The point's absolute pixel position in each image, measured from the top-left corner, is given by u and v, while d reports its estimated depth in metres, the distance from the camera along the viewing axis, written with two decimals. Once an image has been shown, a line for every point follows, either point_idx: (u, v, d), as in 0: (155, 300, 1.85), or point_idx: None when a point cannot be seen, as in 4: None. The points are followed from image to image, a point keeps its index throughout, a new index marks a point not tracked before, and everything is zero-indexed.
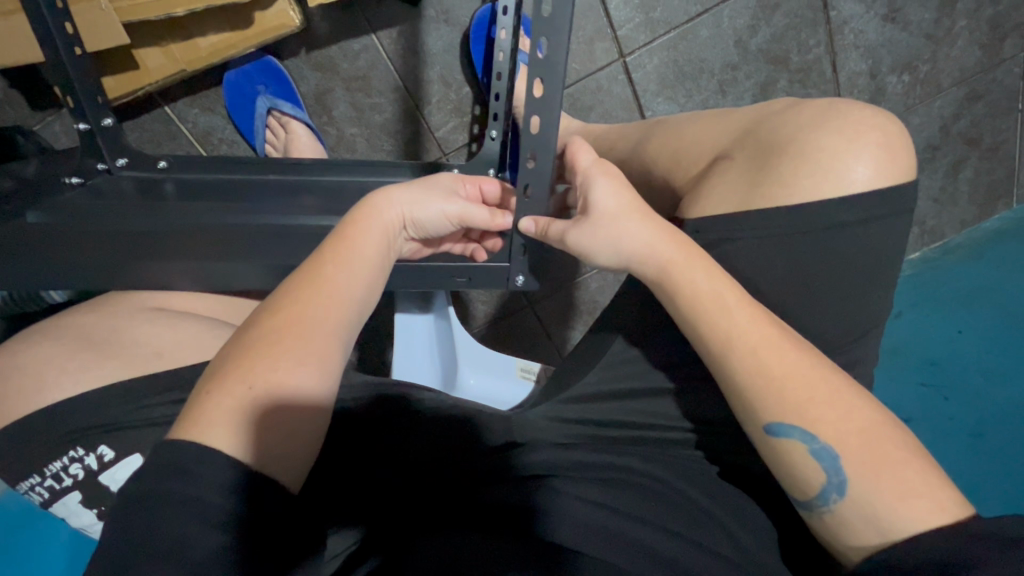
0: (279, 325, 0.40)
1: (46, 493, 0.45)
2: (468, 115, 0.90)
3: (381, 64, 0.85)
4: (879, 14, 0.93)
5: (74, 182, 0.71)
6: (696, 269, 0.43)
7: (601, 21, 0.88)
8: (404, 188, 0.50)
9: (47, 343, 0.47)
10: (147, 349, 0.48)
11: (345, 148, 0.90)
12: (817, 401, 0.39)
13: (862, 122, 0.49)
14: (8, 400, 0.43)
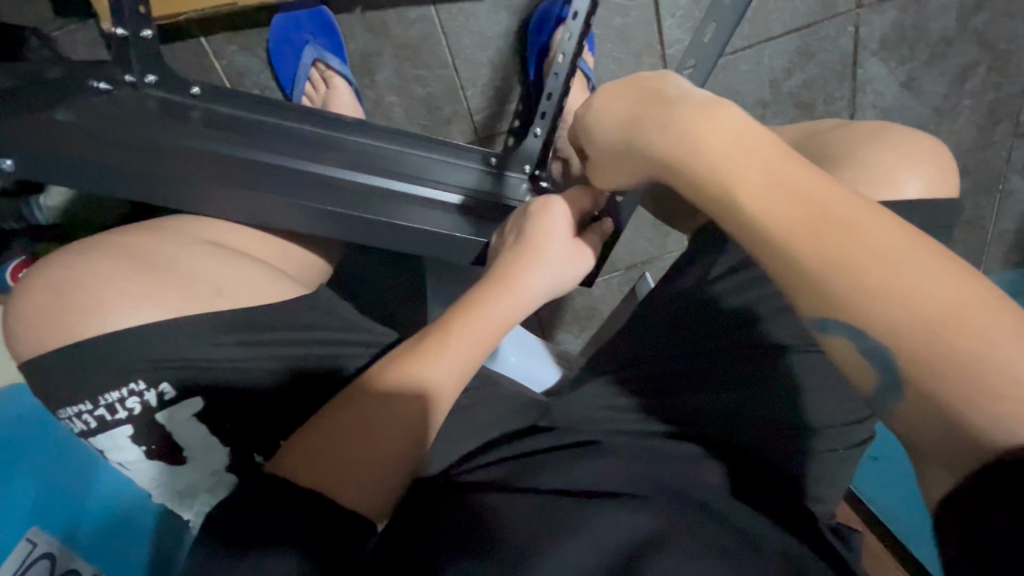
0: (437, 333, 0.45)
1: (92, 423, 0.45)
2: (510, 105, 0.90)
3: (434, 37, 0.84)
4: (899, 81, 0.99)
5: (102, 88, 0.67)
6: (719, 153, 0.35)
7: (652, 37, 0.89)
8: (538, 268, 0.48)
9: (102, 260, 0.45)
10: (209, 284, 0.47)
11: (381, 115, 0.88)
12: (858, 280, 0.30)
13: (913, 143, 0.52)
14: (66, 316, 0.43)
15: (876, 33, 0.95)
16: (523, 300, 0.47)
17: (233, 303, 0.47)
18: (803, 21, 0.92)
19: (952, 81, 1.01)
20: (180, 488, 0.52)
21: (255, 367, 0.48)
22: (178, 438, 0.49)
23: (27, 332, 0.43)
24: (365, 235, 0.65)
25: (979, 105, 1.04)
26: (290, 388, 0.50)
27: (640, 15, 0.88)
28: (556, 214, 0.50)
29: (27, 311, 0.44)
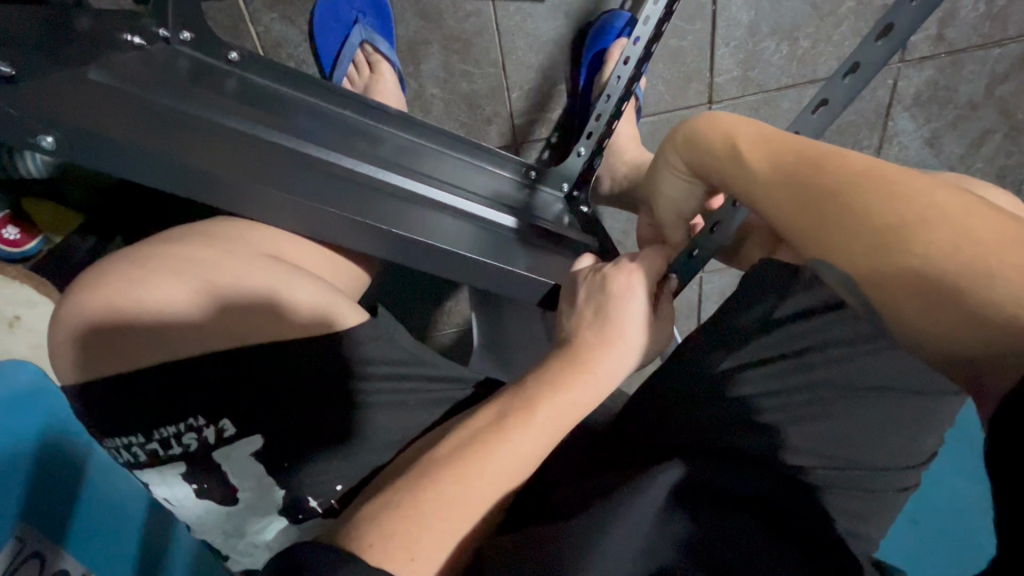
0: (522, 410, 0.43)
1: (147, 454, 0.48)
2: (552, 114, 0.88)
3: (488, 34, 0.80)
4: (923, 137, 1.03)
5: (135, 42, 0.61)
6: (720, 129, 0.42)
7: (704, 63, 0.88)
8: (617, 349, 0.46)
9: (162, 282, 0.47)
10: (265, 309, 0.48)
11: (419, 106, 0.85)
12: (847, 205, 0.34)
13: None
14: (130, 340, 0.46)
15: (911, 89, 0.97)
16: (600, 382, 0.45)
17: (289, 330, 0.49)
18: None
19: (970, 143, 1.05)
20: (228, 529, 0.53)
21: (303, 396, 0.50)
22: (231, 475, 0.50)
23: (83, 356, 0.46)
24: (413, 256, 0.60)
25: (988, 169, 1.09)
26: (335, 410, 0.51)
27: (695, 40, 0.86)
28: (637, 285, 0.47)
29: (81, 332, 0.46)
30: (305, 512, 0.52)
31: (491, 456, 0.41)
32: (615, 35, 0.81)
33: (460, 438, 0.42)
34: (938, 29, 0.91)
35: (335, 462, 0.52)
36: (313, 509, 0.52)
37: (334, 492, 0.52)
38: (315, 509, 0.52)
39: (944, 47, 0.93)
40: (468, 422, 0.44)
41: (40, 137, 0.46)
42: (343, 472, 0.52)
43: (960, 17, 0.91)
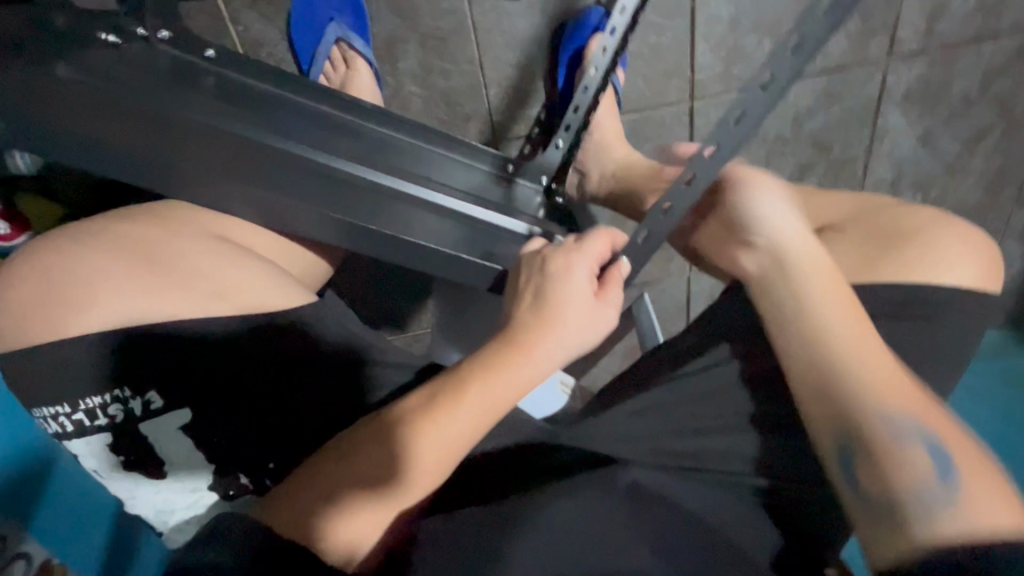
0: (450, 393, 0.46)
1: (72, 425, 0.49)
2: (531, 111, 0.88)
3: (464, 32, 0.81)
4: (917, 134, 1.00)
5: (109, 40, 0.63)
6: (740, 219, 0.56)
7: (685, 60, 0.88)
8: (550, 336, 0.47)
9: (101, 255, 0.48)
10: (205, 289, 0.50)
11: (398, 104, 0.85)
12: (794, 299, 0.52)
13: (976, 241, 0.55)
14: (60, 310, 0.46)
15: (903, 85, 0.94)
16: (521, 370, 0.47)
17: (227, 310, 0.50)
18: (835, 64, 0.91)
19: (967, 141, 1.02)
20: (163, 500, 0.54)
21: (249, 377, 0.51)
22: (161, 450, 0.51)
23: (11, 327, 0.47)
24: (363, 242, 0.60)
25: (988, 169, 1.06)
26: (280, 390, 0.52)
27: (675, 36, 0.86)
28: (574, 269, 0.49)
29: (14, 305, 0.47)
30: (238, 489, 0.54)
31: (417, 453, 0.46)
32: (589, 30, 0.81)
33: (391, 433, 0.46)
34: (927, 23, 0.89)
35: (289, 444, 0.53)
36: (246, 485, 0.54)
37: (267, 470, 0.53)
38: (246, 485, 0.54)
39: (934, 42, 0.91)
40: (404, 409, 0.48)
41: None
42: (281, 453, 0.53)
43: (950, 10, 0.89)
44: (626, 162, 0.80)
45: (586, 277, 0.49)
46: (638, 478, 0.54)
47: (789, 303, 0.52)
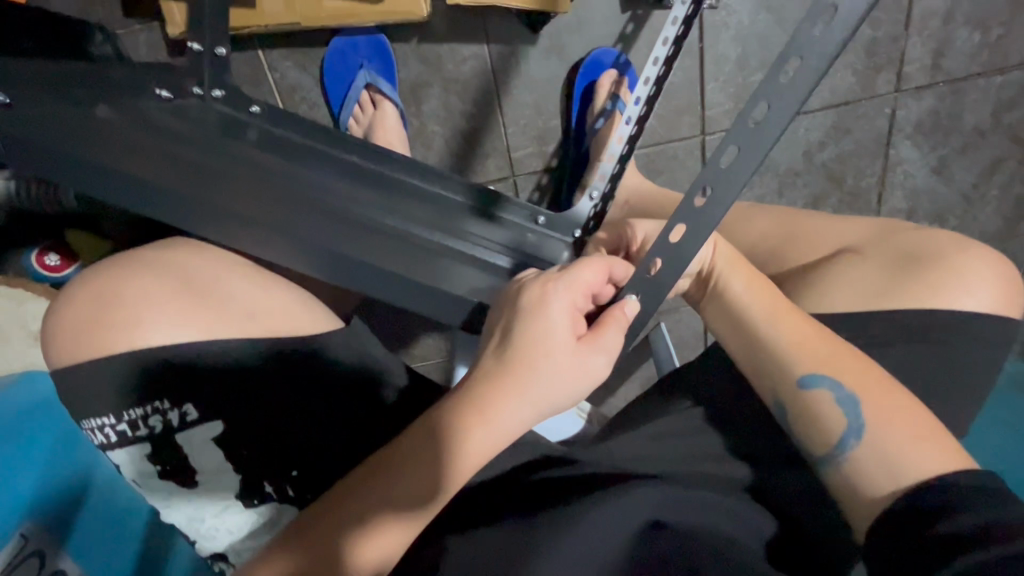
0: (425, 436, 0.45)
1: (114, 436, 0.49)
2: (550, 148, 0.92)
3: (484, 76, 0.86)
4: (930, 165, 1.01)
5: (163, 96, 0.65)
6: (740, 277, 0.55)
7: (695, 98, 0.91)
8: (529, 380, 0.45)
9: (149, 277, 0.52)
10: (239, 310, 0.53)
11: (421, 142, 0.91)
12: (799, 352, 0.53)
13: (989, 266, 0.56)
14: (107, 328, 0.48)
15: (912, 118, 0.96)
16: (522, 413, 0.46)
17: (260, 329, 0.53)
18: (842, 99, 0.94)
19: (982, 171, 1.02)
20: (192, 511, 0.53)
21: (278, 390, 0.53)
22: (194, 460, 0.52)
23: (55, 349, 0.49)
24: (366, 283, 0.63)
25: (1006, 197, 1.05)
26: (304, 401, 0.54)
27: (685, 75, 0.90)
28: (554, 311, 0.47)
29: (62, 325, 0.49)
30: (262, 497, 0.55)
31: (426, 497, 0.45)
32: (604, 69, 0.86)
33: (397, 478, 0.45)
34: (933, 59, 0.92)
35: (309, 456, 0.55)
36: (270, 494, 0.55)
37: (290, 477, 0.55)
38: (272, 494, 0.55)
39: (941, 76, 0.93)
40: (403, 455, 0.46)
41: None
42: (306, 461, 0.55)
43: (956, 47, 0.91)
44: (637, 194, 0.84)
45: (569, 318, 0.47)
46: (660, 515, 0.51)
47: (779, 358, 0.54)
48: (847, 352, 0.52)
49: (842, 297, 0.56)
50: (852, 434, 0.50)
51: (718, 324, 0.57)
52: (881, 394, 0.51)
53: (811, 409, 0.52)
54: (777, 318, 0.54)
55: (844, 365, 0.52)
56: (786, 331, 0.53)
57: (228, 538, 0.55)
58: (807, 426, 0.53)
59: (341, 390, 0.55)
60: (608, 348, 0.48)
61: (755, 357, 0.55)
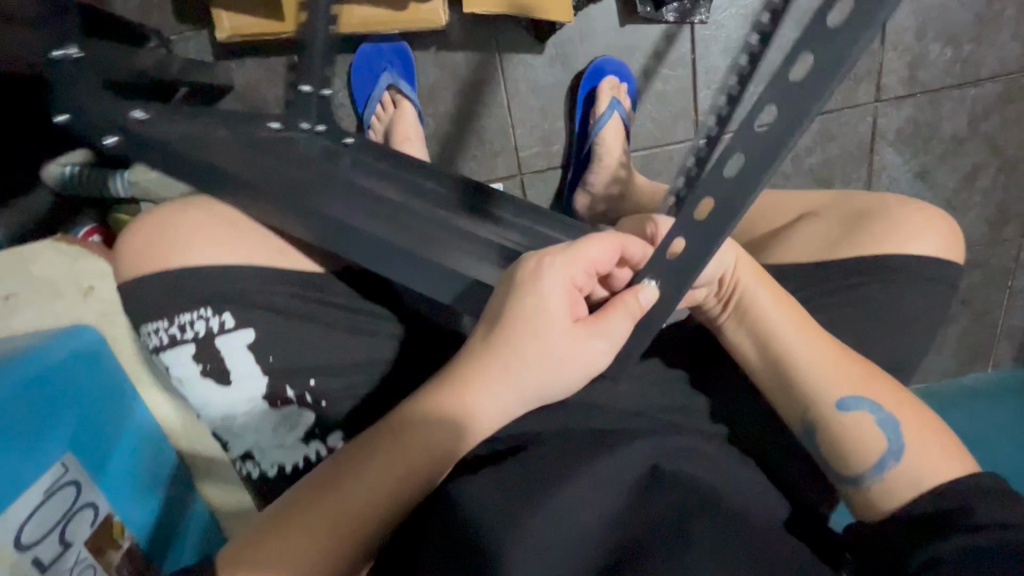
0: (434, 415, 0.45)
1: (167, 338, 0.58)
2: (555, 147, 1.00)
3: (495, 80, 0.95)
4: (913, 170, 1.07)
5: (274, 126, 0.71)
6: (762, 289, 0.58)
7: (689, 104, 0.99)
8: (540, 361, 0.46)
9: (203, 210, 0.61)
10: (271, 246, 0.62)
11: (436, 140, 0.99)
12: (836, 376, 0.55)
13: (930, 218, 0.63)
14: (170, 246, 0.59)
15: (894, 125, 1.03)
16: (519, 399, 0.46)
17: (289, 261, 0.62)
18: (826, 107, 1.01)
19: (963, 177, 1.08)
20: (226, 408, 0.60)
21: (303, 309, 0.61)
22: (229, 364, 0.58)
23: (129, 263, 0.59)
24: (367, 257, 0.60)
25: (987, 203, 1.11)
26: (327, 317, 0.63)
27: (678, 83, 0.98)
28: (553, 288, 0.46)
29: (134, 244, 0.60)
30: (284, 399, 0.61)
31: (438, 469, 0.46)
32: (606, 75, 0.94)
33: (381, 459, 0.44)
34: (909, 71, 0.99)
35: (328, 373, 0.62)
36: (291, 399, 0.61)
37: (308, 386, 0.61)
38: (292, 399, 0.61)
39: (918, 87, 1.01)
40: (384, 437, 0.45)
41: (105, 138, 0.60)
42: (323, 372, 0.62)
43: (930, 60, 0.99)
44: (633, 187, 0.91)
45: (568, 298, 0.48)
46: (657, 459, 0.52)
47: (817, 379, 0.55)
48: (873, 373, 0.56)
49: (803, 246, 0.63)
50: (890, 456, 0.52)
51: (747, 341, 0.58)
52: (913, 420, 0.54)
53: (841, 428, 0.54)
54: (809, 337, 0.56)
55: (877, 388, 0.54)
56: (819, 349, 0.56)
57: (254, 439, 0.62)
58: (841, 448, 0.54)
59: (355, 319, 0.65)
60: (610, 335, 0.48)
61: (788, 376, 0.56)
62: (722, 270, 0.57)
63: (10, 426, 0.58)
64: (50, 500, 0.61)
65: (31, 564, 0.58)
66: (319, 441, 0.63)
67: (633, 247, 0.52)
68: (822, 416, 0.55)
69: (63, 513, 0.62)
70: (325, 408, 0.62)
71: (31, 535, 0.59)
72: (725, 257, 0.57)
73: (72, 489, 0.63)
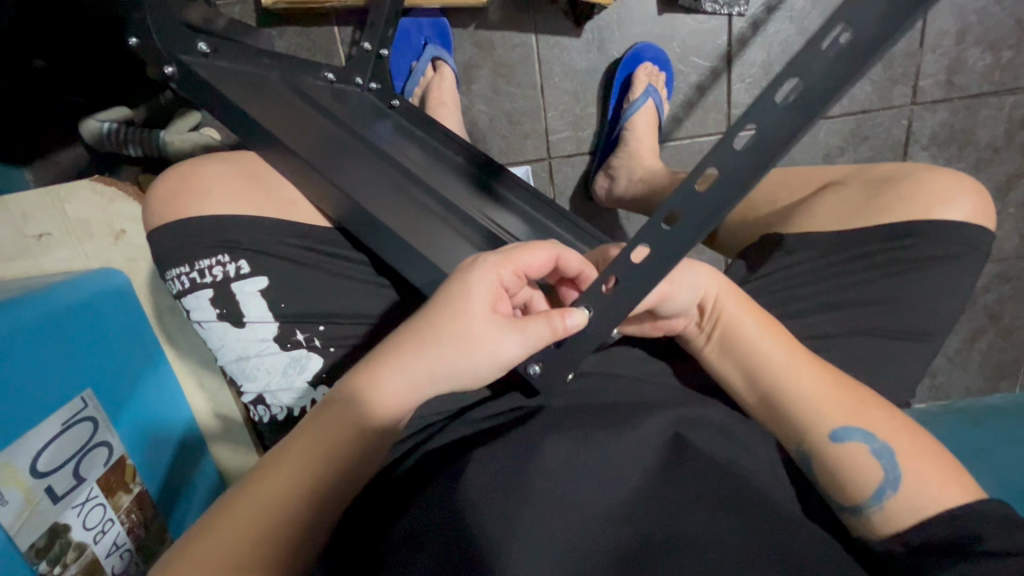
0: (340, 409, 0.42)
1: (188, 283, 0.56)
2: (585, 133, 1.00)
3: (530, 62, 0.95)
4: None
5: (328, 77, 0.70)
6: (747, 311, 0.52)
7: (722, 96, 0.98)
8: (448, 349, 0.42)
9: (222, 163, 0.60)
10: (284, 200, 0.60)
11: (468, 118, 0.99)
12: (822, 393, 0.48)
13: (963, 185, 0.60)
14: (191, 192, 0.57)
15: (928, 129, 1.02)
16: (427, 380, 0.42)
17: (302, 215, 0.60)
18: (861, 107, 1.01)
19: (997, 186, 1.06)
20: (240, 349, 0.58)
21: (312, 262, 0.60)
22: (244, 308, 0.57)
23: (154, 211, 0.58)
24: (391, 212, 0.58)
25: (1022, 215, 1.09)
26: (336, 270, 0.61)
27: (712, 75, 0.98)
28: (474, 286, 0.43)
29: (159, 188, 0.59)
30: (293, 343, 0.59)
31: (343, 467, 0.42)
32: (643, 62, 0.95)
33: (281, 470, 0.41)
34: (947, 76, 0.99)
35: (342, 319, 0.60)
36: (300, 342, 0.59)
37: (317, 331, 0.59)
38: (302, 342, 0.59)
39: (955, 92, 1.00)
40: (287, 446, 0.42)
41: (164, 68, 0.60)
42: (335, 319, 0.60)
43: (969, 65, 0.98)
44: (663, 173, 0.90)
45: (490, 291, 0.43)
46: (673, 442, 0.46)
47: (799, 390, 0.49)
48: (870, 401, 0.49)
49: (825, 213, 0.62)
50: (888, 485, 0.46)
51: (730, 366, 0.52)
52: (915, 449, 0.47)
53: (835, 464, 0.47)
54: (795, 366, 0.50)
55: (873, 416, 0.48)
56: (807, 385, 0.49)
57: (265, 381, 0.59)
58: (836, 479, 0.47)
59: (370, 274, 0.63)
60: (528, 332, 0.43)
61: (772, 403, 0.50)
62: (701, 292, 0.52)
63: (37, 353, 0.60)
64: (66, 433, 0.62)
65: (44, 492, 0.60)
66: (325, 387, 0.60)
67: (569, 255, 0.48)
68: (811, 440, 0.48)
69: (78, 448, 0.64)
70: (334, 354, 0.60)
71: (47, 465, 0.60)
72: (701, 276, 0.52)
73: (89, 426, 0.65)
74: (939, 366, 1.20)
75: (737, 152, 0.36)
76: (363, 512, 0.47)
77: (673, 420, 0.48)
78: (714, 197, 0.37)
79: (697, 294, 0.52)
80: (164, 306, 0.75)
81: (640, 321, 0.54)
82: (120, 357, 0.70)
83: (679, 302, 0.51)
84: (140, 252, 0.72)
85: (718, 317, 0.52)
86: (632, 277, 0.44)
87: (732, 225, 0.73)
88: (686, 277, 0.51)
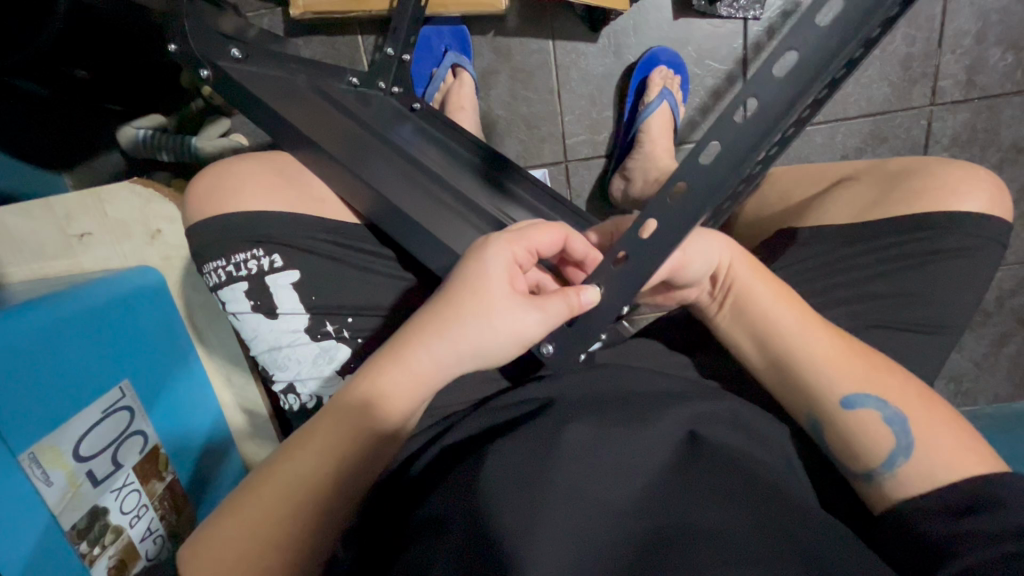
0: (366, 388, 0.44)
1: (224, 276, 0.59)
2: (602, 136, 1.02)
3: (547, 68, 0.98)
4: None
5: (353, 81, 0.72)
6: (758, 279, 0.53)
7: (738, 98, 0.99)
8: (469, 327, 0.43)
9: (256, 163, 0.63)
10: (314, 197, 0.63)
11: (487, 123, 1.01)
12: (841, 375, 0.48)
13: (980, 178, 0.60)
14: (226, 190, 0.60)
15: (949, 130, 1.01)
16: (452, 360, 0.44)
17: (330, 211, 0.63)
18: (879, 108, 1.00)
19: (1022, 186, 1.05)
20: (272, 339, 0.61)
21: (340, 255, 0.62)
22: (277, 300, 0.60)
23: (192, 208, 0.61)
24: (415, 208, 0.60)
25: None
26: (362, 263, 0.63)
27: (728, 78, 0.99)
28: (491, 264, 0.45)
29: (196, 186, 0.62)
30: (322, 334, 0.61)
31: (369, 443, 0.44)
32: (658, 66, 0.95)
33: (305, 449, 0.42)
34: (967, 76, 0.98)
35: (368, 311, 0.62)
36: (329, 333, 0.61)
37: (346, 323, 0.62)
38: (331, 333, 0.61)
39: (976, 92, 0.99)
40: (312, 426, 0.43)
41: (200, 71, 0.64)
42: (362, 311, 0.62)
43: (990, 65, 0.98)
44: None
45: (506, 269, 0.45)
46: (693, 427, 0.47)
47: (815, 372, 0.49)
48: (882, 366, 0.49)
49: (839, 209, 0.63)
50: (900, 452, 0.46)
51: (742, 336, 0.53)
52: (932, 420, 0.47)
53: (847, 435, 0.48)
54: (805, 335, 0.50)
55: (884, 387, 0.48)
56: (823, 367, 0.49)
57: (295, 370, 0.62)
58: (851, 455, 0.48)
59: (393, 268, 0.65)
60: (547, 311, 0.45)
61: (781, 380, 0.51)
62: (715, 260, 0.53)
63: (80, 345, 0.64)
64: (105, 421, 0.65)
65: (86, 475, 0.63)
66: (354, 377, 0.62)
67: (577, 239, 0.50)
68: (823, 424, 0.49)
69: (117, 435, 0.67)
70: (361, 345, 0.62)
71: (89, 450, 0.63)
72: (714, 244, 0.53)
73: (126, 415, 0.68)
74: (964, 370, 1.18)
75: (743, 130, 0.37)
76: (390, 493, 0.49)
77: (690, 408, 0.49)
78: (727, 174, 0.39)
79: (710, 263, 0.53)
80: (194, 302, 0.78)
81: (655, 291, 0.56)
82: (149, 351, 0.73)
83: (692, 271, 0.52)
84: (175, 250, 0.75)
85: (730, 286, 0.54)
86: (650, 263, 0.45)
87: (749, 222, 0.74)
88: (700, 246, 0.52)
